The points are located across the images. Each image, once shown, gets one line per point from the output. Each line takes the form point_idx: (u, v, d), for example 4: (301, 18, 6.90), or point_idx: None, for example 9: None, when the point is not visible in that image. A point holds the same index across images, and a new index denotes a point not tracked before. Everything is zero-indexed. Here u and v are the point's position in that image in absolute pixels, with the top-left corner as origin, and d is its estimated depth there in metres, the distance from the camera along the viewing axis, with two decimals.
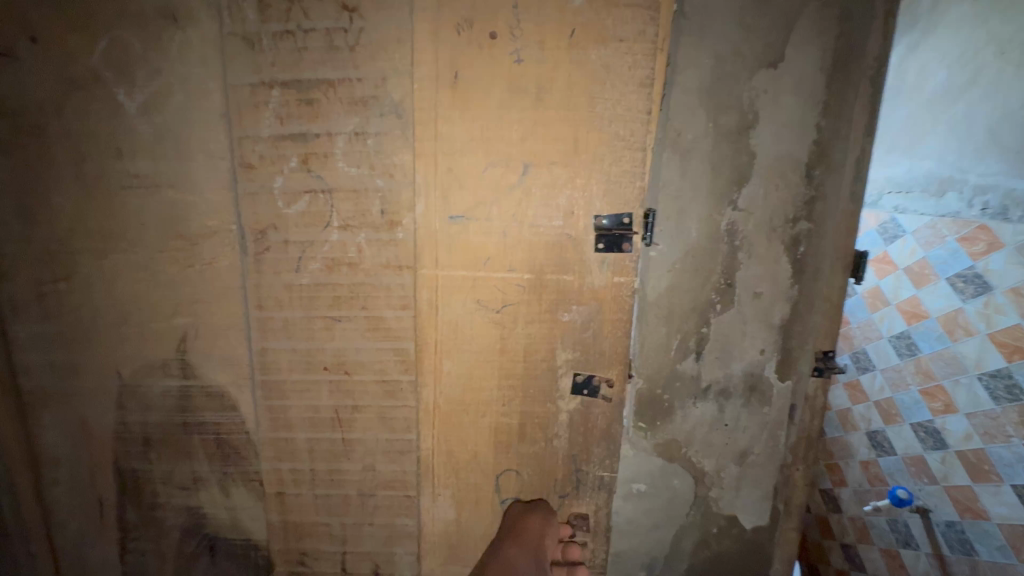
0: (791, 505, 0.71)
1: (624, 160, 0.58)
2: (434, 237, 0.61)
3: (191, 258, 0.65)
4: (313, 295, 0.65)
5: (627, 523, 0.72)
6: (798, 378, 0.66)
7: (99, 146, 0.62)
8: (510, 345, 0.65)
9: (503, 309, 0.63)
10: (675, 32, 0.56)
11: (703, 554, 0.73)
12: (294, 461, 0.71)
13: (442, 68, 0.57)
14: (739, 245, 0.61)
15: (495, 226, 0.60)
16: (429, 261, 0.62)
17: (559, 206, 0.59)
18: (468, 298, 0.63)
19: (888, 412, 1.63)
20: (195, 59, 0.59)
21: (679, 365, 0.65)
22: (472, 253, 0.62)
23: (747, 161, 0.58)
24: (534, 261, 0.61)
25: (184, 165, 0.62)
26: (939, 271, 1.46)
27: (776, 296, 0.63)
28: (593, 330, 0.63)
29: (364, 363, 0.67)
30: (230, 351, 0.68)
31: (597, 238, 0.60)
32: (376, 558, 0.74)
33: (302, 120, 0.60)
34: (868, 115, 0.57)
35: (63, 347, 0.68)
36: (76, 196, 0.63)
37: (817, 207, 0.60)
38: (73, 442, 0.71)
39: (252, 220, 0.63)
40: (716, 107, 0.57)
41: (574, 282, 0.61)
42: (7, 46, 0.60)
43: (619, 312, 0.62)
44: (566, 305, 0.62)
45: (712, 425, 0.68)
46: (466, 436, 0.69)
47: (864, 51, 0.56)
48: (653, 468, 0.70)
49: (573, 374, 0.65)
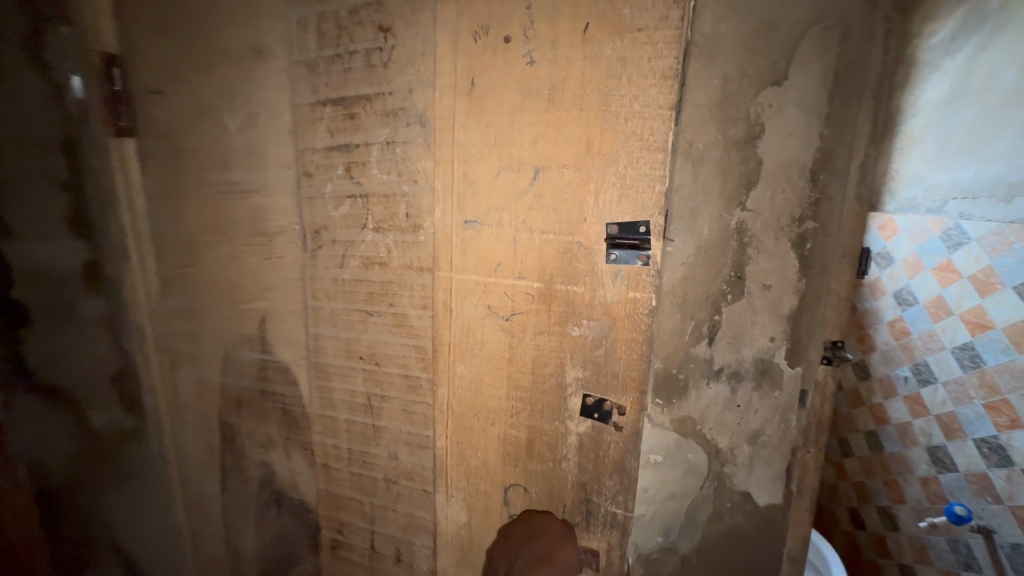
0: (804, 486, 0.77)
1: (641, 163, 0.65)
2: (450, 240, 0.74)
3: (268, 251, 0.85)
4: (353, 289, 0.81)
5: (644, 491, 0.77)
6: (808, 365, 0.72)
7: (205, 159, 0.84)
8: (518, 355, 0.75)
9: (512, 317, 0.74)
10: (687, 53, 0.62)
11: (717, 527, 0.79)
12: (336, 438, 0.90)
13: (460, 77, 0.69)
14: (748, 241, 0.68)
15: (507, 231, 0.71)
16: (444, 263, 0.75)
17: (573, 217, 0.68)
18: (481, 303, 0.75)
19: (950, 426, 1.56)
20: (271, 85, 0.79)
21: (693, 349, 0.72)
22: (486, 257, 0.73)
23: (755, 167, 0.66)
24: (544, 270, 0.71)
25: (263, 173, 0.82)
26: (1006, 279, 1.37)
27: (785, 289, 0.70)
28: (605, 349, 0.72)
29: (391, 356, 0.82)
30: (292, 334, 0.88)
31: (609, 248, 0.68)
32: (398, 544, 0.91)
33: (346, 131, 0.76)
34: (870, 123, 0.64)
35: (193, 315, 0.91)
36: (200, 200, 0.86)
37: (822, 208, 0.67)
38: (198, 394, 0.96)
39: (311, 221, 0.81)
40: (724, 120, 0.64)
41: (586, 295, 0.70)
42: (160, 85, 0.82)
43: (633, 331, 0.70)
44: (577, 320, 0.71)
45: (725, 406, 0.74)
46: (477, 442, 0.81)
47: (867, 66, 0.63)
48: (669, 442, 0.76)
49: (584, 395, 0.74)
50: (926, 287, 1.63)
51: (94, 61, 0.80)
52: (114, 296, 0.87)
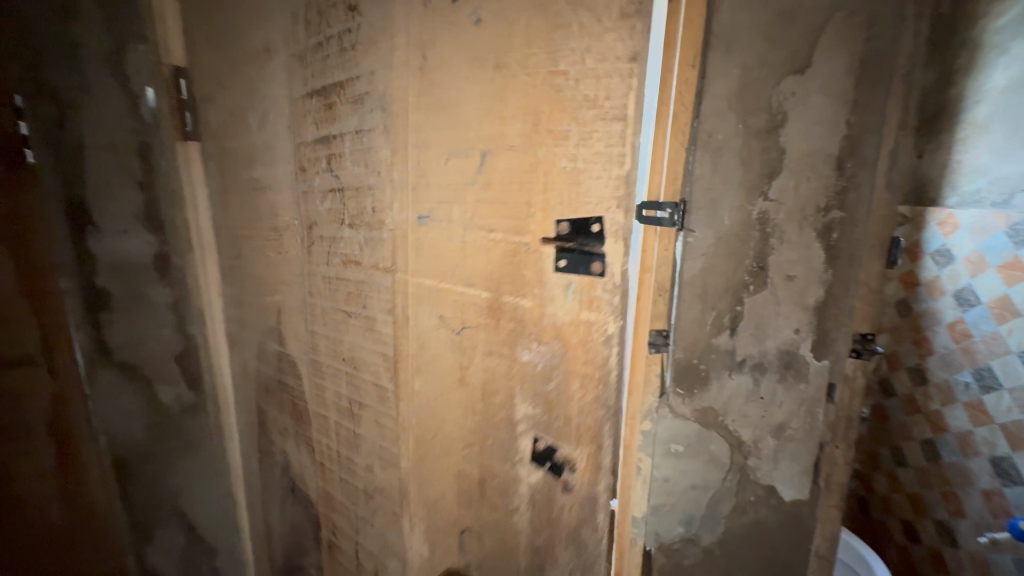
0: (832, 481, 0.76)
1: (592, 141, 0.67)
2: (406, 237, 0.85)
3: (277, 245, 1.07)
4: (335, 289, 0.98)
5: (665, 480, 0.77)
6: (836, 358, 0.71)
7: (237, 155, 1.08)
8: (469, 379, 0.86)
9: (462, 330, 0.84)
10: (704, 44, 0.62)
11: (741, 520, 0.79)
12: (328, 437, 1.09)
13: (413, 52, 0.78)
14: (771, 231, 0.68)
15: (459, 226, 0.80)
16: (404, 263, 0.87)
17: (523, 216, 0.74)
18: (435, 312, 0.86)
19: (1017, 437, 1.36)
20: (271, 81, 0.98)
21: (714, 339, 0.72)
22: (438, 261, 0.83)
23: (777, 156, 0.65)
24: (494, 277, 0.79)
25: (271, 168, 1.02)
26: None
27: (810, 280, 0.69)
28: (557, 381, 0.77)
29: (366, 360, 0.97)
30: (297, 326, 1.09)
31: (558, 254, 0.72)
32: (375, 560, 1.07)
33: (327, 122, 0.90)
34: (901, 110, 0.63)
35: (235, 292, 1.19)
36: (233, 198, 1.14)
37: (849, 196, 0.66)
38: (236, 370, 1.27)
39: (307, 215, 0.99)
40: (746, 110, 0.64)
41: (535, 313, 0.76)
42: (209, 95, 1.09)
43: (586, 369, 0.75)
44: (528, 344, 0.78)
45: (748, 398, 0.74)
46: (437, 471, 0.94)
47: (897, 51, 0.62)
48: (690, 432, 0.76)
49: (535, 440, 0.82)
50: (990, 286, 1.38)
51: (164, 74, 1.09)
52: (177, 283, 1.18)
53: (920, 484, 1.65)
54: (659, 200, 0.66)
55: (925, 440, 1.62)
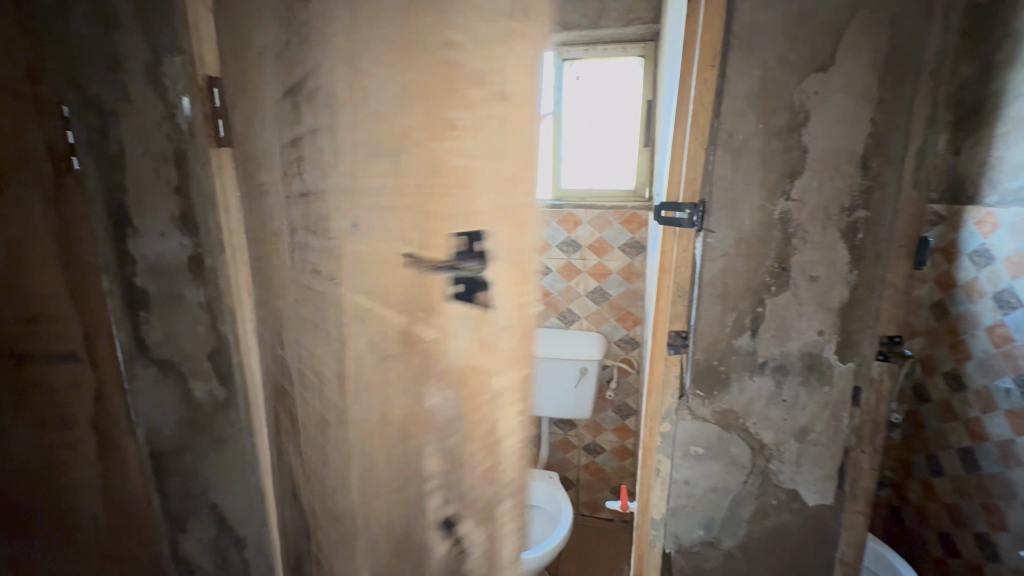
0: (858, 488, 0.73)
1: (485, 138, 0.39)
2: (350, 260, 0.45)
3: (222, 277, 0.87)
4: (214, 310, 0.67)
5: (685, 481, 0.79)
6: (861, 361, 0.69)
7: None
8: (391, 415, 0.47)
9: (381, 359, 0.46)
10: (724, 45, 0.63)
11: (762, 524, 0.78)
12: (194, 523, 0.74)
13: None
14: (794, 231, 0.67)
15: (370, 204, 0.42)
16: (343, 279, 0.46)
17: (422, 219, 0.41)
18: (358, 333, 0.47)
19: (1010, 445, 1.22)
20: None
21: (734, 340, 0.72)
22: (375, 267, 0.44)
23: (799, 156, 0.65)
24: (406, 298, 0.43)
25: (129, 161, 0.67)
26: None
27: (834, 281, 0.67)
28: (457, 436, 0.45)
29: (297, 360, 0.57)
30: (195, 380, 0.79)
31: (452, 278, 0.41)
32: None
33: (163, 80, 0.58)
34: (930, 106, 0.60)
35: None
36: None
37: (874, 196, 0.64)
38: None
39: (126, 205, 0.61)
40: (766, 110, 0.64)
41: (438, 345, 0.43)
42: None
43: (484, 430, 0.44)
44: (429, 384, 0.44)
45: (770, 400, 0.73)
46: (354, 549, 0.56)
47: (923, 46, 0.59)
48: (710, 434, 0.76)
49: (441, 497, 0.48)
50: (988, 286, 1.25)
51: None
52: None
53: (927, 499, 1.46)
54: (679, 202, 0.70)
55: (973, 458, 1.32)
